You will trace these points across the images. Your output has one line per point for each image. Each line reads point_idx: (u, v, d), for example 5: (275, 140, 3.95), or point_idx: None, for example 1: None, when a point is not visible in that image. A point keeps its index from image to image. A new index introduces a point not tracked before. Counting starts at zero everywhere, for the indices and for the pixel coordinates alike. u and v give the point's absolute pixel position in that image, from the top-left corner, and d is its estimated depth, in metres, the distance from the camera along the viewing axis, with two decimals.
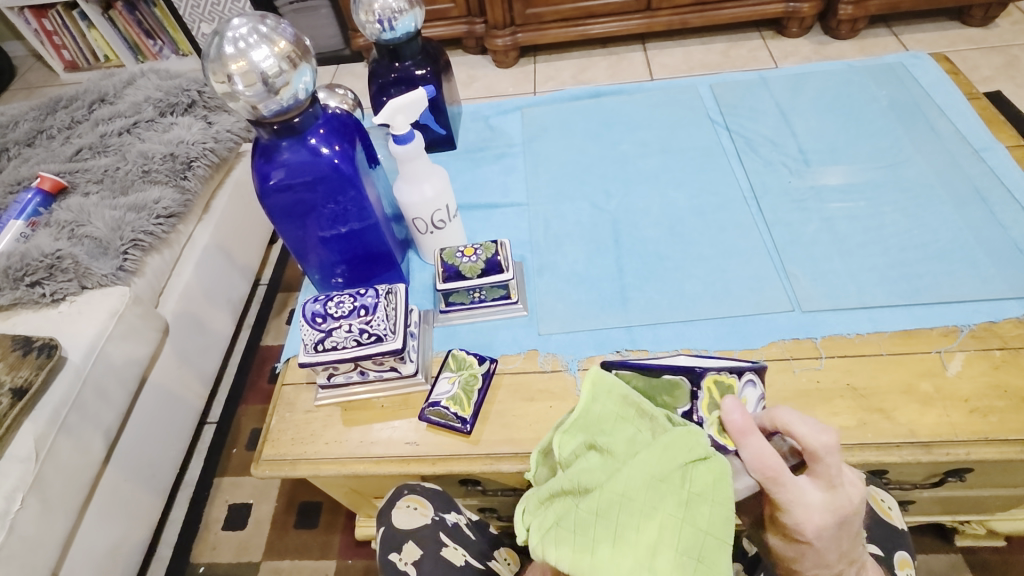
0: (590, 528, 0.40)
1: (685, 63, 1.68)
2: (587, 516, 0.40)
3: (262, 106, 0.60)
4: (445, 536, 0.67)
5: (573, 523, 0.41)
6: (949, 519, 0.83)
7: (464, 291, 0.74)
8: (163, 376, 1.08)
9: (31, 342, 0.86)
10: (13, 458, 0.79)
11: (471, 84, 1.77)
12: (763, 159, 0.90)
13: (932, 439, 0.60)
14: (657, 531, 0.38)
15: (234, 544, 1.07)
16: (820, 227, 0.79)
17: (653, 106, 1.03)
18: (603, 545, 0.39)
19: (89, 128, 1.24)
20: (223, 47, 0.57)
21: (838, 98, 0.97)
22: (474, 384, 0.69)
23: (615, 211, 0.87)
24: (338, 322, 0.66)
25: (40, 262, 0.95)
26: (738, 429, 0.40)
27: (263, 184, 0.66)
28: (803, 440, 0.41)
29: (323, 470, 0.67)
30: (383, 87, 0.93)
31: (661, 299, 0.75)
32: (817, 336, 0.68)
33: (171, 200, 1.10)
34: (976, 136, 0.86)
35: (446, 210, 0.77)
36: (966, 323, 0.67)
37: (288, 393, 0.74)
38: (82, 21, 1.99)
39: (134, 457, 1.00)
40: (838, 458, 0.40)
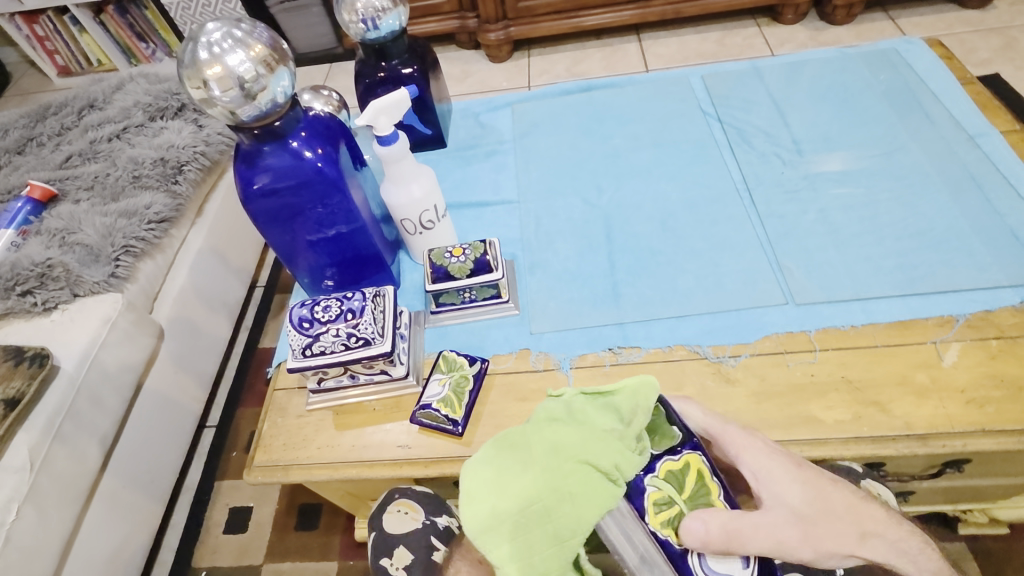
0: (510, 446, 0.46)
1: (679, 53, 1.66)
2: (520, 436, 0.47)
3: (240, 112, 0.59)
4: (436, 541, 0.66)
5: (512, 434, 0.47)
6: (951, 508, 0.82)
7: (454, 291, 0.73)
8: (159, 382, 1.07)
9: (23, 352, 0.86)
10: (7, 469, 0.79)
11: (464, 79, 1.75)
12: (756, 151, 0.89)
13: (928, 432, 0.59)
14: (531, 483, 0.43)
15: (235, 547, 1.07)
16: (815, 218, 0.78)
17: (644, 99, 1.02)
18: (505, 462, 0.45)
19: (79, 135, 1.23)
20: (197, 52, 0.57)
21: (832, 86, 0.96)
22: (464, 386, 0.68)
23: (607, 206, 0.86)
24: (325, 326, 0.65)
25: (31, 271, 0.94)
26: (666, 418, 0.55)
27: (246, 189, 0.65)
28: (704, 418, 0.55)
29: (316, 476, 0.67)
30: (370, 87, 0.92)
31: (653, 294, 0.74)
32: (811, 329, 0.68)
33: (161, 206, 1.09)
34: (970, 122, 0.85)
35: (434, 210, 0.76)
36: (961, 313, 0.66)
37: (279, 398, 0.73)
38: (73, 25, 1.98)
39: (132, 464, 1.00)
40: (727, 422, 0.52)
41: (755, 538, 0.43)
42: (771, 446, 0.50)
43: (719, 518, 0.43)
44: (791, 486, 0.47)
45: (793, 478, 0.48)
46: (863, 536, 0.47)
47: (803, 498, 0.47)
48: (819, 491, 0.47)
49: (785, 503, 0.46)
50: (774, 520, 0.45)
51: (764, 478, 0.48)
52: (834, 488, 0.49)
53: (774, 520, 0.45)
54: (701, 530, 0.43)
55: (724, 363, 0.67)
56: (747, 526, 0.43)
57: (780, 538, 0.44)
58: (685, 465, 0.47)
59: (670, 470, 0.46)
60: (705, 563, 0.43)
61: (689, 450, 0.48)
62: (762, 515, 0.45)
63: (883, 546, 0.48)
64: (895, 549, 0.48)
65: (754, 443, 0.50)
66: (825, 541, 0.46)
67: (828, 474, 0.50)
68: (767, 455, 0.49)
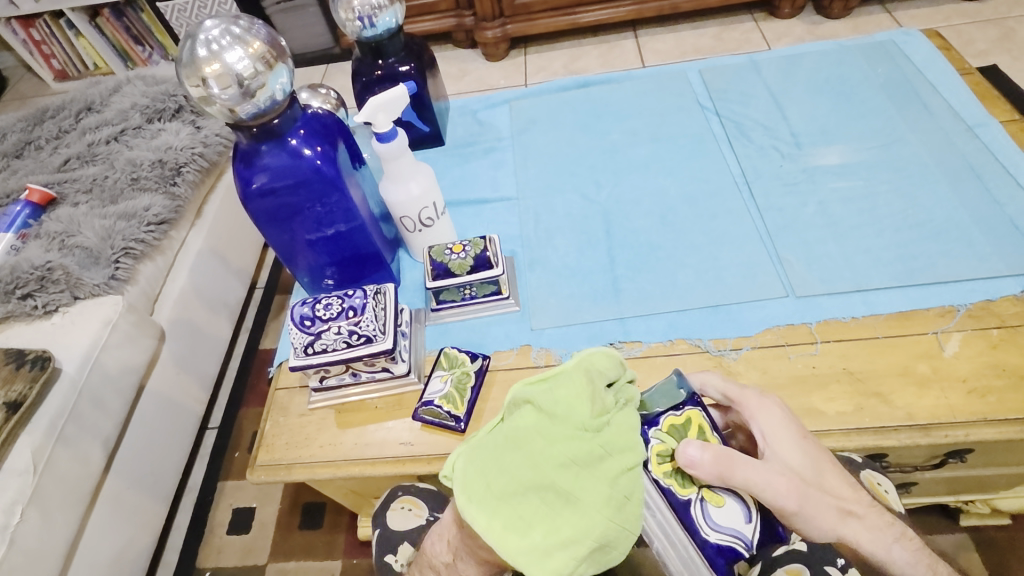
0: (505, 488, 0.41)
1: (677, 48, 1.66)
2: (506, 468, 0.42)
3: (238, 109, 0.59)
4: None
5: (492, 465, 0.42)
6: (953, 499, 0.82)
7: (454, 288, 0.73)
8: (161, 383, 1.07)
9: (24, 355, 0.86)
10: (11, 472, 0.79)
11: (462, 78, 1.75)
12: (755, 144, 0.89)
13: (930, 422, 0.59)
14: (587, 527, 0.40)
15: (239, 547, 1.07)
16: (815, 211, 0.78)
17: (642, 94, 1.02)
18: (520, 504, 0.41)
19: (77, 138, 1.23)
20: (195, 50, 0.57)
21: (829, 79, 0.96)
22: (466, 382, 0.68)
23: (606, 202, 0.86)
24: (327, 324, 0.65)
25: (31, 274, 0.94)
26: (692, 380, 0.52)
27: (244, 188, 0.65)
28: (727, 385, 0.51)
29: (319, 474, 0.67)
30: (368, 86, 0.92)
31: (654, 289, 0.74)
32: (812, 322, 0.68)
33: (161, 207, 1.09)
34: (968, 112, 0.85)
35: (434, 208, 0.76)
36: (962, 303, 0.66)
37: (281, 398, 0.73)
38: (70, 29, 1.98)
39: (135, 466, 1.00)
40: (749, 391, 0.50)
41: (750, 475, 0.43)
42: (789, 413, 0.48)
43: (715, 450, 0.43)
44: (796, 451, 0.46)
45: (798, 445, 0.47)
46: (847, 515, 0.46)
47: (804, 465, 0.46)
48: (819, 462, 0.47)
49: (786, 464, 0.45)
50: (773, 470, 0.43)
51: (775, 439, 0.47)
52: (839, 476, 0.47)
53: (773, 471, 0.44)
54: (697, 459, 0.43)
55: (726, 357, 0.67)
56: (743, 460, 0.43)
57: (773, 491, 0.43)
58: (686, 420, 0.47)
59: (673, 424, 0.47)
60: (710, 517, 0.44)
61: (690, 407, 0.48)
62: (762, 464, 0.44)
63: (862, 530, 0.46)
64: (870, 534, 0.46)
65: (772, 406, 0.48)
66: (813, 514, 0.44)
67: (834, 460, 0.48)
68: (783, 418, 0.48)
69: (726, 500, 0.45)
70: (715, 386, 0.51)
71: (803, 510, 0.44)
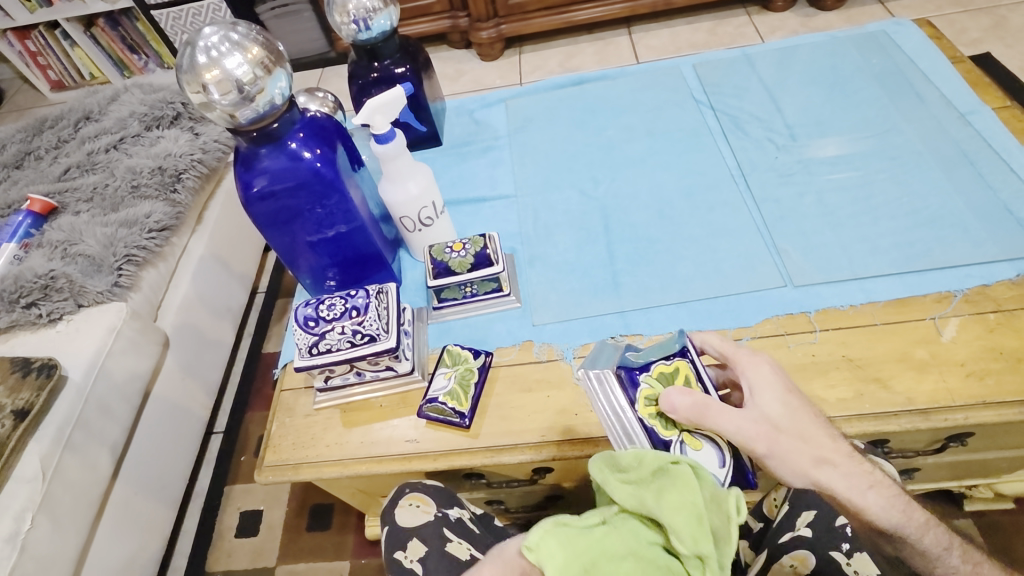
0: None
1: (672, 44, 1.67)
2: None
3: (238, 114, 0.60)
4: (448, 531, 0.67)
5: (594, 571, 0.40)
6: (957, 484, 0.83)
7: (455, 286, 0.74)
8: (167, 389, 1.08)
9: (31, 363, 0.86)
10: (19, 479, 0.79)
11: (458, 78, 1.76)
12: (750, 137, 0.89)
13: (929, 406, 0.60)
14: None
15: (248, 550, 1.08)
16: (812, 201, 0.78)
17: (637, 90, 1.03)
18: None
19: (76, 147, 1.23)
20: (195, 57, 0.57)
21: (823, 71, 0.96)
22: (470, 378, 0.68)
23: (604, 197, 0.87)
24: (331, 324, 0.66)
25: (35, 283, 0.95)
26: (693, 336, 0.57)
27: (245, 193, 0.66)
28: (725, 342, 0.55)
29: (326, 473, 0.67)
30: (364, 88, 0.92)
31: (653, 282, 0.75)
32: (811, 311, 0.68)
33: (162, 214, 1.10)
34: (961, 100, 0.86)
35: (433, 207, 0.77)
36: (959, 288, 0.66)
37: (287, 399, 0.74)
38: (65, 40, 1.98)
39: (143, 472, 1.01)
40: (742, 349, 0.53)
41: (722, 422, 0.47)
42: (779, 370, 0.51)
43: (698, 397, 0.48)
44: (777, 403, 0.49)
45: (781, 398, 0.49)
46: (822, 462, 0.48)
47: (783, 413, 0.48)
48: (798, 411, 0.49)
49: (763, 414, 0.48)
50: (744, 418, 0.47)
51: (759, 392, 0.50)
52: (819, 428, 0.49)
53: (746, 418, 0.48)
54: (677, 403, 0.48)
55: None
56: (719, 408, 0.48)
57: (743, 432, 0.47)
58: (675, 369, 0.53)
59: (662, 372, 0.53)
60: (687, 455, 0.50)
61: (680, 359, 0.54)
62: (738, 412, 0.48)
63: (837, 477, 0.48)
64: (846, 482, 0.48)
65: (761, 363, 0.51)
66: (783, 458, 0.47)
67: (815, 410, 0.50)
68: (770, 374, 0.50)
69: (703, 445, 0.51)
70: (713, 342, 0.55)
71: (773, 453, 0.48)
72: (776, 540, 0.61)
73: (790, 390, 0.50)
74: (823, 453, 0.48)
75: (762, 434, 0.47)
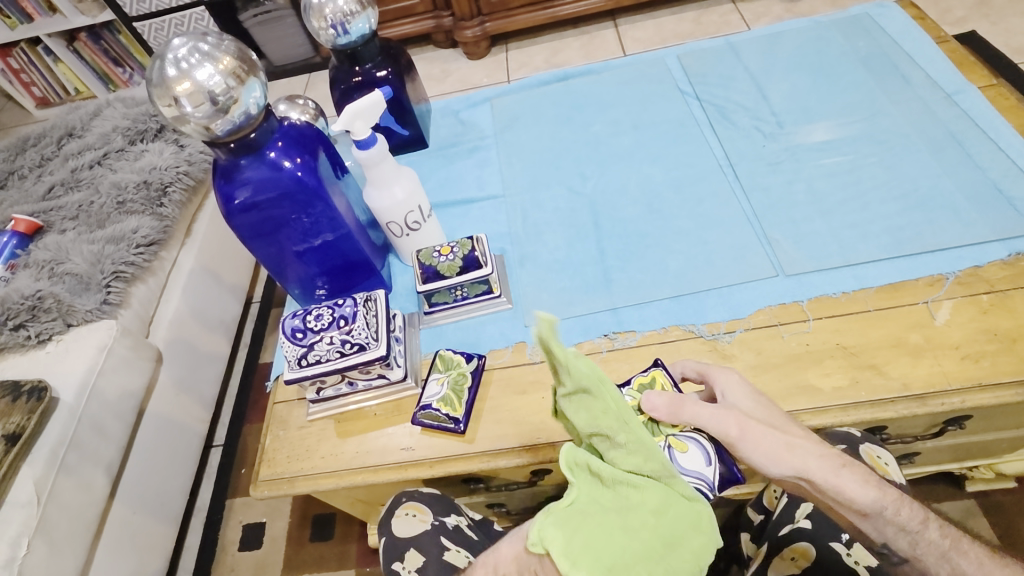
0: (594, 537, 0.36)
1: (657, 35, 1.66)
2: (610, 534, 0.37)
3: (214, 126, 0.59)
4: (446, 540, 0.66)
5: (596, 531, 0.37)
6: (958, 466, 0.83)
7: (445, 290, 0.73)
8: (162, 405, 1.07)
9: (20, 387, 0.85)
10: (14, 504, 0.79)
11: (444, 79, 1.74)
12: (737, 127, 0.89)
13: (926, 391, 0.59)
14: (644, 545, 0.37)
15: (252, 563, 1.07)
16: (801, 188, 0.78)
17: (622, 83, 1.02)
18: (617, 572, 0.35)
19: (60, 165, 1.22)
20: (165, 70, 0.56)
21: (806, 56, 0.95)
22: (463, 383, 0.68)
23: (592, 193, 0.86)
24: (319, 335, 0.65)
25: (21, 304, 0.94)
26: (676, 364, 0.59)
27: (227, 205, 0.65)
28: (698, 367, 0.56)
29: (322, 485, 0.67)
30: (346, 93, 0.91)
31: (644, 278, 0.74)
32: (804, 299, 0.68)
33: (148, 228, 1.09)
34: (947, 80, 0.85)
35: (419, 211, 0.76)
36: (951, 270, 0.66)
37: (280, 411, 0.73)
38: (47, 56, 1.97)
39: (140, 489, 1.00)
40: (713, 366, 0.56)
41: (699, 412, 0.48)
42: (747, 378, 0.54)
43: (671, 395, 0.49)
44: (747, 401, 0.51)
45: (750, 399, 0.51)
46: (794, 446, 0.47)
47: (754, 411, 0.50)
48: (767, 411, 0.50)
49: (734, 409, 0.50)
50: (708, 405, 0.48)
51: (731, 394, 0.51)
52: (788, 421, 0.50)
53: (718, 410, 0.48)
54: (657, 403, 0.48)
55: (720, 340, 0.67)
56: (692, 402, 0.48)
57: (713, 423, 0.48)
58: (652, 378, 0.54)
59: (641, 382, 0.54)
60: (677, 460, 0.46)
61: (653, 368, 0.56)
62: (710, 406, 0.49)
63: (812, 458, 0.47)
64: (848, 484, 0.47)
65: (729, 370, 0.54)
66: (756, 446, 0.47)
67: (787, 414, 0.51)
68: (738, 379, 0.53)
69: (689, 447, 0.47)
70: (688, 368, 0.57)
71: (748, 439, 0.47)
72: (775, 533, 0.62)
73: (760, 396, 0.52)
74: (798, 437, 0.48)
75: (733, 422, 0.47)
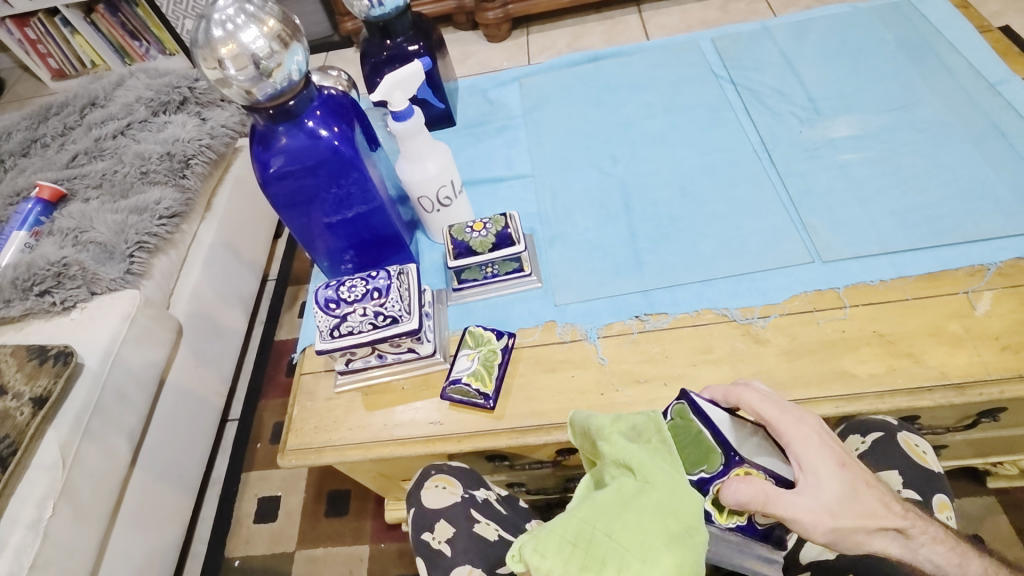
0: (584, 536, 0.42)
1: (683, 22, 1.63)
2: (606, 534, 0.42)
3: (256, 91, 0.59)
4: (475, 512, 0.68)
5: (579, 530, 0.43)
6: (982, 462, 0.82)
7: (476, 266, 0.73)
8: (182, 376, 1.08)
9: (47, 350, 0.86)
10: (40, 467, 0.79)
11: (464, 60, 1.72)
12: (771, 111, 0.87)
13: (964, 380, 0.59)
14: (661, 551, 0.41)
15: (267, 536, 1.08)
16: (835, 176, 0.77)
17: (654, 65, 1.00)
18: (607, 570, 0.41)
19: (82, 133, 1.22)
20: (211, 31, 0.57)
21: (844, 42, 0.94)
22: (494, 359, 0.68)
23: (622, 175, 0.86)
24: (352, 306, 0.65)
25: (47, 271, 0.95)
26: (723, 391, 0.53)
27: (263, 172, 0.65)
28: (757, 407, 0.50)
29: (349, 456, 0.67)
30: (376, 67, 0.91)
31: (676, 261, 0.74)
32: (840, 286, 0.67)
33: (171, 200, 1.09)
34: (990, 70, 0.84)
35: (451, 186, 0.76)
36: (992, 261, 0.65)
37: (307, 383, 0.73)
38: (64, 27, 1.96)
39: (159, 457, 1.01)
40: (773, 406, 0.50)
41: (791, 509, 0.45)
42: (826, 440, 0.49)
43: (756, 489, 0.45)
44: (834, 480, 0.47)
45: (836, 472, 0.48)
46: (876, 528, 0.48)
47: (842, 493, 0.47)
48: (854, 489, 0.48)
49: (823, 494, 0.46)
50: (799, 419, 0.50)
51: (816, 470, 0.47)
52: (871, 494, 0.48)
53: (810, 503, 0.46)
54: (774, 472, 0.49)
55: (753, 325, 0.66)
56: (786, 497, 0.45)
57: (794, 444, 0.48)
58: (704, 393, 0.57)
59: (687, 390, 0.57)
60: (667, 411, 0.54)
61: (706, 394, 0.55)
62: (802, 500, 0.46)
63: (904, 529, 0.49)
64: None
65: (806, 432, 0.48)
66: (824, 477, 0.47)
67: (868, 477, 0.49)
68: (819, 447, 0.48)
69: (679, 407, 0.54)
70: (716, 390, 0.54)
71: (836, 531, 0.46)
72: None
73: (846, 472, 0.48)
74: (866, 477, 0.49)
75: (815, 443, 0.48)
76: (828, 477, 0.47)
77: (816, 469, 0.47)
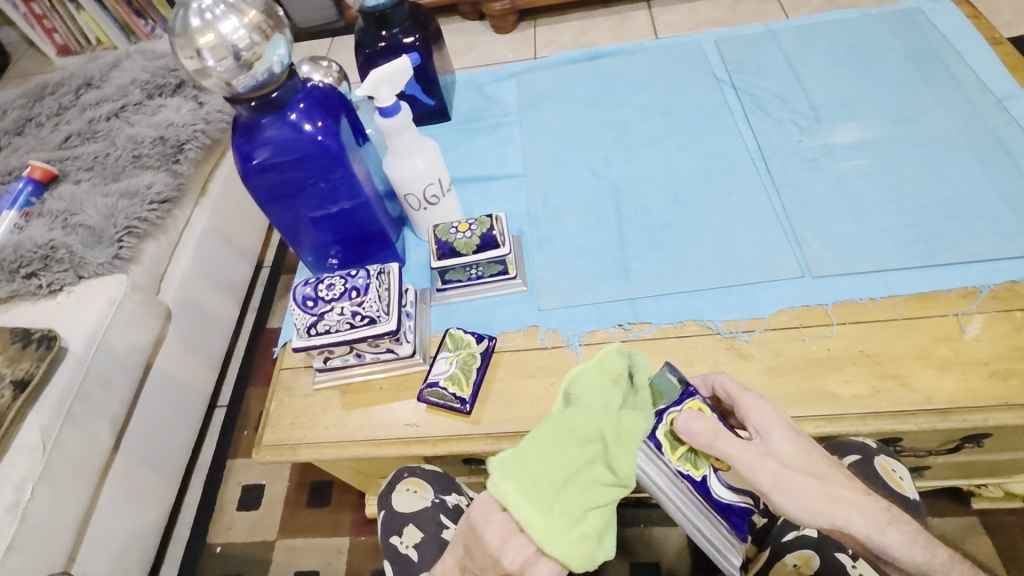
0: (540, 472, 0.42)
1: (690, 20, 1.60)
2: (559, 468, 0.42)
3: (236, 82, 0.58)
4: (445, 518, 0.67)
5: (540, 466, 0.42)
6: (967, 483, 0.81)
7: (460, 268, 0.71)
8: (167, 363, 1.07)
9: (31, 334, 0.85)
10: (21, 449, 0.79)
11: (467, 52, 1.70)
12: (772, 119, 0.85)
13: (949, 406, 0.57)
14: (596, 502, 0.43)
15: (247, 524, 1.08)
16: (833, 188, 0.75)
17: (655, 65, 0.98)
18: (549, 505, 0.41)
19: (77, 114, 1.21)
20: (189, 20, 0.55)
21: (851, 49, 0.92)
22: (472, 363, 0.67)
23: (616, 178, 0.84)
24: (330, 304, 0.64)
25: (34, 253, 0.94)
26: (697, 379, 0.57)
27: (245, 164, 0.63)
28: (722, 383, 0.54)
29: (324, 454, 0.66)
30: (370, 58, 0.89)
31: (665, 269, 0.72)
32: (829, 302, 0.65)
33: (163, 185, 1.07)
34: (998, 84, 0.81)
35: (439, 184, 0.74)
36: (986, 283, 0.63)
37: (286, 378, 0.72)
38: (70, 3, 1.94)
39: (142, 443, 1.00)
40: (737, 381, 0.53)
41: (731, 449, 0.47)
42: (783, 411, 0.50)
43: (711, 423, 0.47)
44: (786, 441, 0.48)
45: (790, 438, 0.48)
46: (833, 497, 0.46)
47: (794, 454, 0.47)
48: (808, 455, 0.48)
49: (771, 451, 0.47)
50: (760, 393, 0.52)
51: (767, 430, 0.49)
52: (829, 466, 0.48)
53: (755, 450, 0.47)
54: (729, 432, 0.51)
55: (738, 339, 0.65)
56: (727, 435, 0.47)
57: (749, 406, 0.50)
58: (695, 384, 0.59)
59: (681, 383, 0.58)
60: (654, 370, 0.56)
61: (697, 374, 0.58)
62: (747, 445, 0.47)
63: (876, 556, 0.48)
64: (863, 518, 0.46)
65: (765, 400, 0.51)
66: (774, 434, 0.48)
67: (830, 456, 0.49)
68: (774, 412, 0.50)
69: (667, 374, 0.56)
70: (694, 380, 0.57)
71: (783, 484, 0.46)
72: (779, 539, 0.65)
73: (801, 439, 0.49)
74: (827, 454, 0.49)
75: (771, 409, 0.50)
76: (779, 437, 0.48)
77: (768, 429, 0.49)
